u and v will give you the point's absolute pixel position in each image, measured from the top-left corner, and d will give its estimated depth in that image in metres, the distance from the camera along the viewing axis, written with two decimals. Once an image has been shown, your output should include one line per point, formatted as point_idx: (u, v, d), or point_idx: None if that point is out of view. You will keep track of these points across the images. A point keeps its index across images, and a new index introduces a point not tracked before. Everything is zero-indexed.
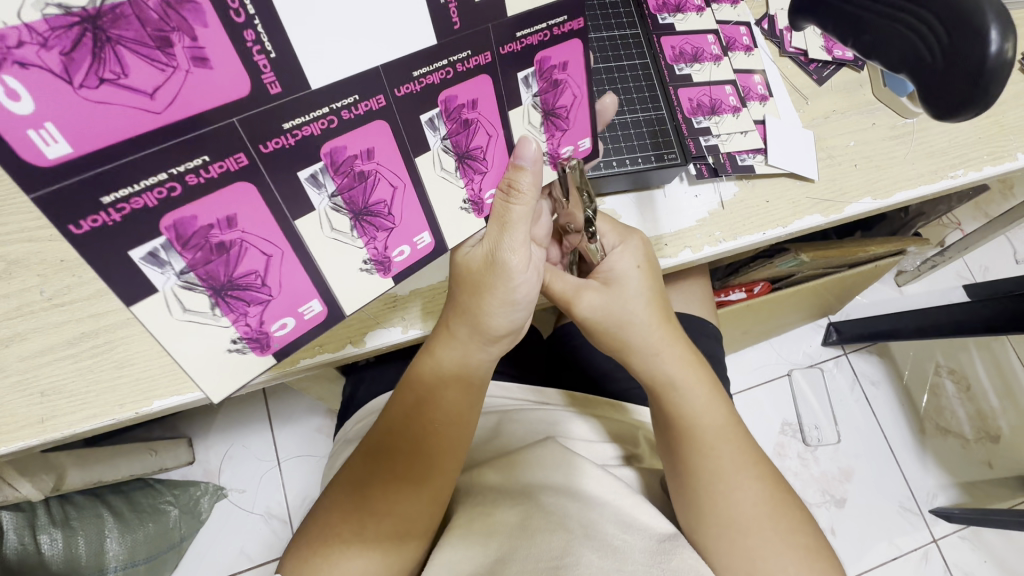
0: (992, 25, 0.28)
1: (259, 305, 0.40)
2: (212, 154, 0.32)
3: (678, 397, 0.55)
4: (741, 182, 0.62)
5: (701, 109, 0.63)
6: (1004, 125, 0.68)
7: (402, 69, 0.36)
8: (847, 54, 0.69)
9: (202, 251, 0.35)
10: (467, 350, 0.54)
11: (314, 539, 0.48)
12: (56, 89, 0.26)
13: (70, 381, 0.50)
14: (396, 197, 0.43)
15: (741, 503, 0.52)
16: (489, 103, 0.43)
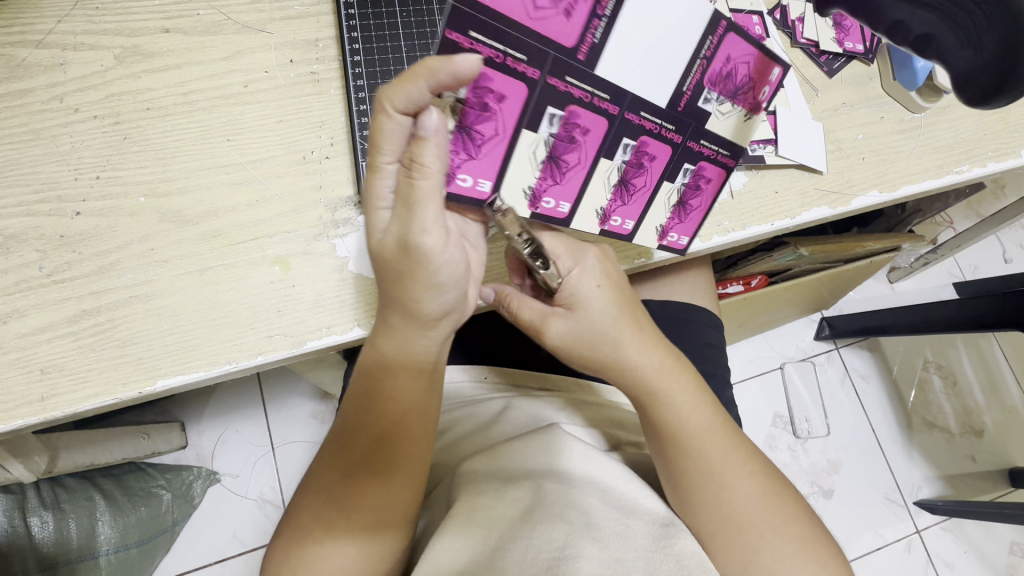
0: None
1: (464, 156, 0.46)
2: (525, 57, 0.40)
3: (660, 405, 0.55)
4: (750, 172, 0.62)
5: None
6: (1010, 122, 0.69)
7: (636, 101, 0.46)
8: (858, 47, 0.69)
9: (476, 99, 0.42)
10: (406, 343, 0.48)
11: (300, 527, 0.51)
12: (516, 12, 0.38)
13: (70, 359, 0.48)
14: (568, 171, 0.51)
15: (738, 493, 0.53)
16: (662, 164, 0.53)
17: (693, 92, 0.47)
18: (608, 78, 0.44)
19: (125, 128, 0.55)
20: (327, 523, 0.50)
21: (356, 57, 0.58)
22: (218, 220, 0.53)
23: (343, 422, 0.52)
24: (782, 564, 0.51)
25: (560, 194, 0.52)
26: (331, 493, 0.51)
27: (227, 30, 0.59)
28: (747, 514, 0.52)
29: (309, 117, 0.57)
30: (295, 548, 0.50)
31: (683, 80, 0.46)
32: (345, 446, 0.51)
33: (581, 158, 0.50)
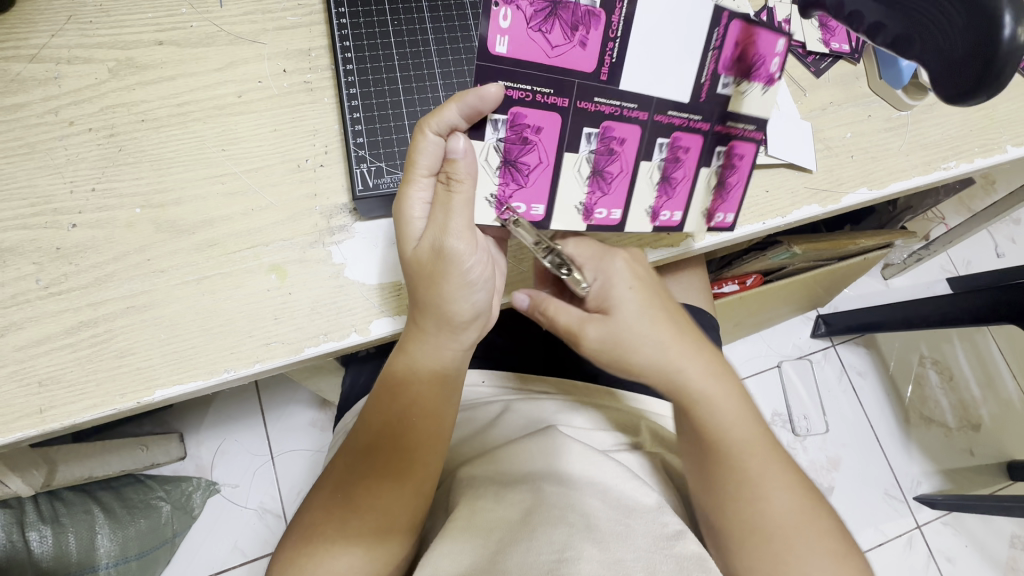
0: (1006, 10, 0.28)
1: (515, 186, 0.51)
2: (552, 91, 0.47)
3: (703, 411, 0.53)
4: None
5: None
6: (995, 118, 0.70)
7: (665, 104, 0.51)
8: (844, 47, 0.70)
9: (515, 135, 0.48)
10: (435, 350, 0.50)
11: (308, 525, 0.51)
12: (536, 56, 0.45)
13: (68, 371, 0.49)
14: (615, 180, 0.54)
15: (776, 497, 0.51)
16: (699, 153, 0.55)
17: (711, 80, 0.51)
18: (635, 90, 0.49)
19: (120, 140, 0.55)
20: (337, 523, 0.50)
21: (348, 64, 0.57)
22: (215, 229, 0.54)
23: (360, 433, 0.53)
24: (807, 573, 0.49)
25: (613, 203, 0.55)
26: (343, 497, 0.51)
27: (220, 41, 0.59)
28: (783, 517, 0.50)
29: (303, 126, 0.58)
30: (302, 549, 0.49)
31: (701, 70, 0.50)
32: (360, 451, 0.52)
33: (624, 166, 0.53)
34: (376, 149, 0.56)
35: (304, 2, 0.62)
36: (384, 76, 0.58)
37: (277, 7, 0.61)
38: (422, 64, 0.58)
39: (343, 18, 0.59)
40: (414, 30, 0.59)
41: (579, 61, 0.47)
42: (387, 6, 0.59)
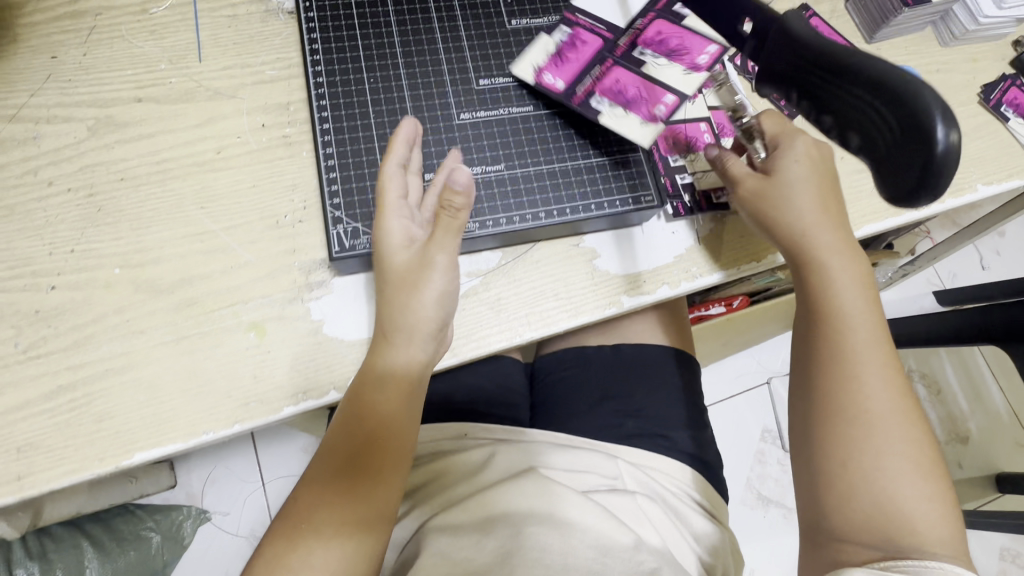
0: (939, 128, 0.38)
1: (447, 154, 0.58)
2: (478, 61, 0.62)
3: (841, 325, 0.51)
4: (718, 219, 0.63)
5: (677, 147, 0.64)
6: (965, 158, 0.71)
7: (569, 53, 0.61)
8: None
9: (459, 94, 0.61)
10: (408, 345, 0.51)
11: (290, 518, 0.49)
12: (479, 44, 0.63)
13: (47, 436, 0.49)
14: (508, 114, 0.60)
15: (870, 391, 0.49)
16: (596, 74, 0.60)
17: (628, 46, 0.61)
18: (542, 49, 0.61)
19: (99, 200, 0.55)
20: (323, 519, 0.48)
21: (325, 124, 0.58)
22: (194, 288, 0.54)
23: (337, 440, 0.51)
24: (884, 474, 0.46)
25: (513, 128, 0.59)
26: (326, 496, 0.49)
27: (199, 97, 0.60)
28: (878, 434, 0.48)
29: (282, 181, 0.58)
30: (283, 541, 0.47)
31: (621, 34, 0.62)
32: (338, 454, 0.50)
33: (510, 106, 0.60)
34: (353, 209, 0.56)
35: (283, 56, 0.63)
36: (361, 132, 0.58)
37: (256, 61, 0.62)
38: (397, 118, 0.58)
39: (320, 73, 0.59)
40: (390, 85, 0.60)
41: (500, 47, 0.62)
42: (363, 64, 0.60)
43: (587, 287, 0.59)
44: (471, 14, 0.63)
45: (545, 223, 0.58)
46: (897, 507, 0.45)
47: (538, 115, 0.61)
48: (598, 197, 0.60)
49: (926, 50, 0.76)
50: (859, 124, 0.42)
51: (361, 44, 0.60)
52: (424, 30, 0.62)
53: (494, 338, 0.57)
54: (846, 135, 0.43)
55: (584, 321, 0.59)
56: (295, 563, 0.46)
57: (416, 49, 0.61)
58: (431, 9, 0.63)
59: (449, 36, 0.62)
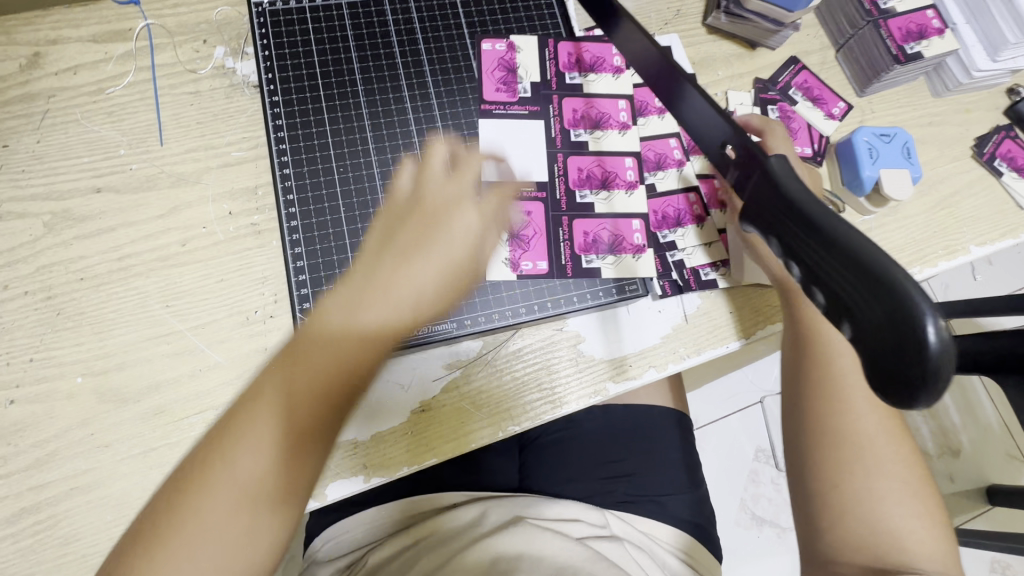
0: (921, 319, 0.24)
1: (519, 250, 0.58)
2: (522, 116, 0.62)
3: (826, 356, 0.54)
4: (705, 296, 0.62)
5: (666, 222, 0.62)
6: (958, 216, 0.69)
7: (534, 112, 0.63)
8: (806, 151, 0.69)
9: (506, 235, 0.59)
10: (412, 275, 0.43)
11: (207, 450, 0.40)
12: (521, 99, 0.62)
13: (11, 564, 0.47)
14: (534, 241, 0.59)
15: (869, 432, 0.52)
16: (581, 160, 0.61)
17: (562, 133, 0.62)
18: (518, 123, 0.62)
19: (58, 303, 0.53)
20: (270, 438, 0.40)
21: (294, 223, 0.57)
22: (161, 395, 0.52)
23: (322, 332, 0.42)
24: (876, 499, 0.50)
25: (535, 256, 0.59)
26: (283, 434, 0.40)
27: (162, 184, 0.57)
28: (873, 460, 0.51)
29: (251, 273, 0.56)
30: (209, 455, 0.40)
31: (545, 70, 0.64)
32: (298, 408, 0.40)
33: (535, 229, 0.59)
34: None
35: (250, 135, 0.60)
36: (331, 228, 0.58)
37: (222, 141, 0.59)
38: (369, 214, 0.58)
39: (288, 168, 0.59)
40: (362, 177, 0.59)
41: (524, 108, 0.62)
42: (333, 157, 0.59)
43: (571, 374, 0.58)
44: (445, 100, 0.63)
45: (526, 318, 0.57)
46: (903, 531, 0.49)
47: None
48: (580, 288, 0.59)
49: (917, 101, 0.73)
50: (839, 300, 0.28)
51: (332, 137, 0.60)
52: (396, 118, 0.62)
53: (477, 435, 0.55)
54: (829, 313, 0.29)
55: (566, 412, 0.57)
56: (215, 492, 0.39)
57: (389, 138, 0.61)
58: (405, 96, 0.63)
59: (424, 125, 0.62)
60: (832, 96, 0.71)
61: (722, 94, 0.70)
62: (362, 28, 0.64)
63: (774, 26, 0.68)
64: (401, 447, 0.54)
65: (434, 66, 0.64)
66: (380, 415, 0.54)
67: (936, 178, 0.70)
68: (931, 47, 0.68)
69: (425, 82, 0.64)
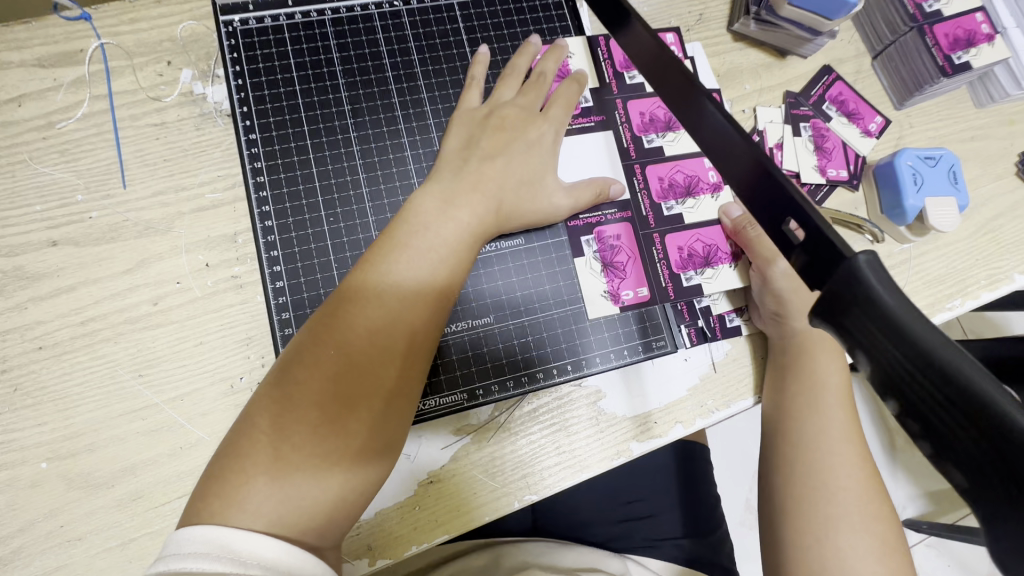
0: None
1: (617, 279, 0.56)
2: (582, 125, 0.57)
3: (810, 392, 0.53)
4: (734, 343, 0.57)
5: (692, 260, 0.57)
6: (1002, 242, 0.64)
7: (610, 115, 0.58)
8: (841, 174, 0.63)
9: (608, 253, 0.56)
10: (410, 267, 0.44)
11: (224, 469, 0.38)
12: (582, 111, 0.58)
13: None
14: (628, 266, 0.56)
15: (840, 482, 0.49)
16: (662, 167, 0.58)
17: (633, 142, 0.58)
18: (599, 132, 0.58)
19: (15, 376, 0.47)
20: (285, 448, 0.38)
21: (279, 280, 0.51)
22: (138, 478, 0.47)
23: (379, 326, 0.42)
24: (853, 553, 0.46)
25: (636, 282, 0.56)
26: (314, 419, 0.39)
27: (127, 234, 0.50)
28: (844, 513, 0.47)
29: (235, 334, 0.50)
30: (242, 442, 0.39)
31: (603, 71, 0.59)
32: (318, 398, 0.40)
33: (627, 253, 0.56)
34: None
35: (225, 173, 0.53)
36: (318, 274, 0.51)
37: (193, 181, 0.52)
38: None
39: (268, 205, 0.52)
40: (352, 213, 0.53)
41: (583, 120, 0.58)
42: (321, 199, 0.53)
43: (590, 438, 0.53)
44: (443, 120, 0.56)
45: (541, 384, 0.52)
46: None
47: (528, 250, 0.55)
48: (602, 345, 0.54)
49: (959, 113, 0.67)
50: (942, 435, 0.23)
51: (316, 167, 0.53)
52: (389, 142, 0.55)
53: (482, 511, 0.50)
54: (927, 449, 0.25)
55: (585, 477, 0.52)
56: (254, 492, 0.37)
57: (381, 166, 0.54)
58: (400, 121, 0.56)
59: (421, 149, 0.55)
60: (869, 110, 0.65)
61: (750, 110, 0.64)
62: (347, 38, 0.56)
63: (808, 34, 0.61)
64: (408, 524, 0.49)
65: (431, 80, 0.57)
66: (384, 489, 0.49)
67: (980, 199, 0.65)
68: (979, 56, 0.62)
69: (421, 100, 0.57)
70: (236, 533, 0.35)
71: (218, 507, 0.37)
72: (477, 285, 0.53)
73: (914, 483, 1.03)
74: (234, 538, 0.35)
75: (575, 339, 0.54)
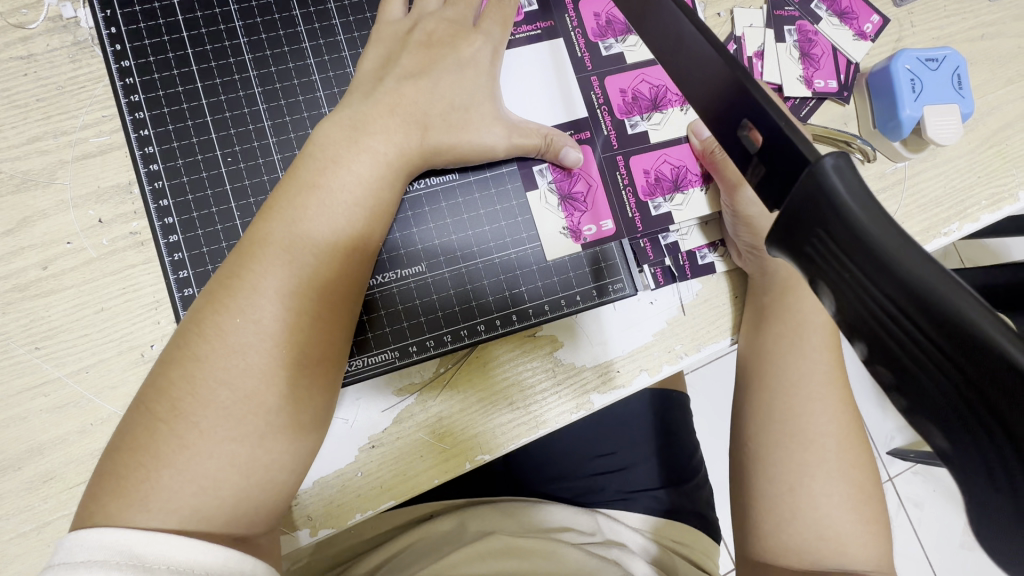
0: None
1: (577, 212, 0.49)
2: (528, 35, 0.49)
3: (792, 334, 0.47)
4: (706, 281, 0.51)
5: (660, 184, 0.50)
6: (1007, 156, 0.57)
7: (560, 20, 0.50)
8: (830, 85, 0.55)
9: (565, 182, 0.49)
10: (317, 212, 0.38)
11: (121, 460, 0.33)
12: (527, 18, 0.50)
13: None
14: (589, 195, 0.50)
15: (815, 427, 0.45)
16: (624, 78, 0.51)
17: (589, 50, 0.50)
18: (548, 40, 0.50)
19: None
20: (185, 431, 0.33)
21: (172, 234, 0.45)
22: (47, 459, 0.42)
23: (284, 282, 0.36)
24: (827, 500, 0.43)
25: (599, 214, 0.49)
26: (215, 394, 0.34)
27: (4, 189, 0.44)
28: (821, 460, 0.44)
29: (140, 298, 0.44)
30: (139, 432, 0.34)
31: None
32: (218, 370, 0.34)
33: (588, 181, 0.49)
34: None
35: (109, 113, 0.45)
36: (218, 225, 0.45)
37: (74, 124, 0.45)
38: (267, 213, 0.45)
39: (152, 147, 0.45)
40: (253, 152, 0.46)
41: (529, 28, 0.49)
42: (215, 137, 0.46)
43: (546, 393, 0.48)
44: (357, 37, 0.48)
45: (483, 338, 0.47)
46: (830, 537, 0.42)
47: (463, 186, 0.48)
48: (552, 292, 0.49)
49: (968, 8, 0.58)
50: (924, 389, 0.18)
51: (206, 98, 0.46)
52: (292, 65, 0.47)
53: (432, 476, 0.46)
54: (904, 404, 0.19)
55: (544, 433, 0.48)
56: (158, 486, 0.33)
57: (285, 94, 0.47)
58: (304, 38, 0.48)
59: (331, 72, 0.48)
60: (864, 8, 0.56)
61: (726, 12, 0.55)
62: None
63: None
64: (351, 493, 0.45)
65: None
66: (324, 459, 0.45)
67: (986, 108, 0.57)
68: None
69: (328, 12, 0.48)
70: (141, 536, 0.31)
71: (113, 506, 0.32)
72: (405, 231, 0.47)
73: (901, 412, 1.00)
74: (140, 542, 0.31)
75: (523, 286, 0.48)
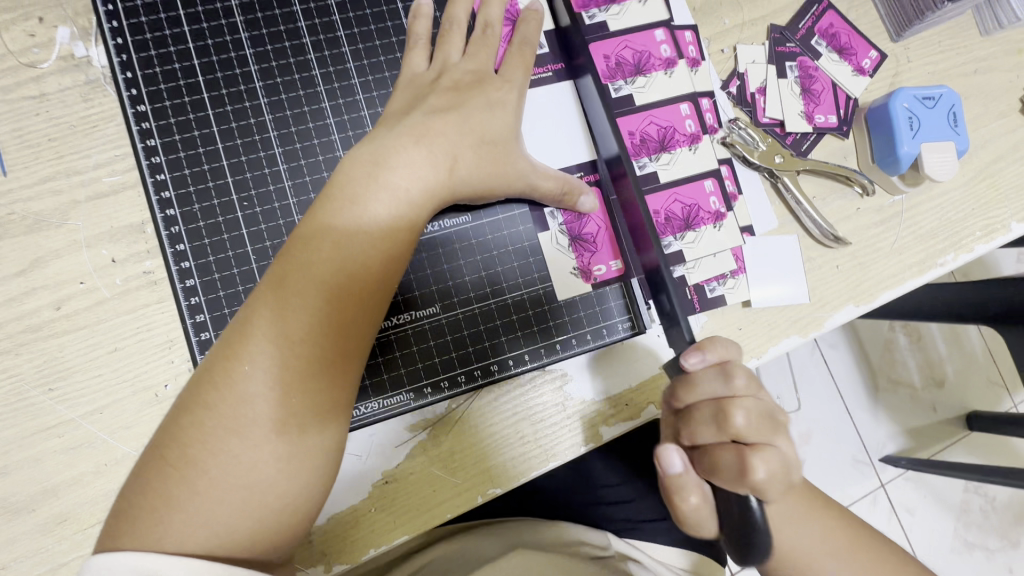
0: None
1: (587, 253, 0.50)
2: (541, 80, 0.51)
3: None
4: (711, 314, 0.52)
5: (670, 223, 0.52)
6: (1000, 187, 0.58)
7: (571, 65, 0.51)
8: (830, 120, 0.56)
9: (575, 224, 0.50)
10: (333, 256, 0.38)
11: (138, 501, 0.34)
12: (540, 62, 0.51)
13: None
14: (600, 235, 0.51)
15: None
16: (632, 121, 0.52)
17: None
18: (560, 85, 0.51)
19: None
20: (203, 478, 0.34)
21: (188, 277, 0.45)
22: (61, 500, 0.42)
23: (301, 328, 0.36)
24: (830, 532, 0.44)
25: (609, 253, 0.51)
26: (233, 441, 0.34)
27: (16, 230, 0.44)
28: None
29: (153, 338, 0.45)
30: (155, 477, 0.34)
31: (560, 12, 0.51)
32: (235, 417, 0.35)
33: (597, 223, 0.50)
34: None
35: (122, 153, 0.45)
36: (235, 267, 0.45)
37: (86, 164, 0.45)
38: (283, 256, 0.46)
39: (167, 190, 0.45)
40: (268, 194, 0.46)
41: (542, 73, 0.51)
42: (230, 179, 0.46)
43: (556, 427, 0.49)
44: (371, 78, 0.49)
45: (495, 376, 0.48)
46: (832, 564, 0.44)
47: (475, 227, 0.49)
48: (563, 329, 0.50)
49: (962, 43, 0.60)
50: None
51: (221, 142, 0.46)
52: (307, 108, 0.48)
53: (445, 510, 0.47)
54: None
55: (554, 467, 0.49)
56: (175, 530, 0.33)
57: (300, 136, 0.47)
58: (318, 79, 0.48)
59: (344, 113, 0.48)
60: (862, 44, 0.58)
61: (730, 49, 0.56)
62: None
63: None
64: (365, 528, 0.46)
65: (353, 31, 0.49)
66: (339, 495, 0.46)
67: (978, 141, 0.59)
68: None
69: (341, 53, 0.49)
70: (159, 562, 0.31)
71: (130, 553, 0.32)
72: (419, 270, 0.47)
73: (894, 424, 1.03)
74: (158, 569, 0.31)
75: (535, 324, 0.49)
